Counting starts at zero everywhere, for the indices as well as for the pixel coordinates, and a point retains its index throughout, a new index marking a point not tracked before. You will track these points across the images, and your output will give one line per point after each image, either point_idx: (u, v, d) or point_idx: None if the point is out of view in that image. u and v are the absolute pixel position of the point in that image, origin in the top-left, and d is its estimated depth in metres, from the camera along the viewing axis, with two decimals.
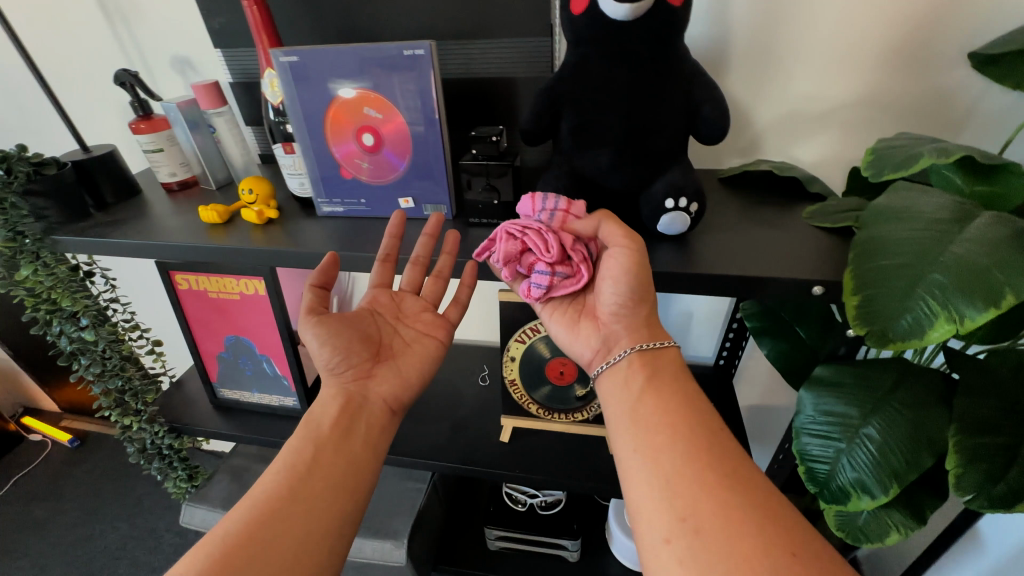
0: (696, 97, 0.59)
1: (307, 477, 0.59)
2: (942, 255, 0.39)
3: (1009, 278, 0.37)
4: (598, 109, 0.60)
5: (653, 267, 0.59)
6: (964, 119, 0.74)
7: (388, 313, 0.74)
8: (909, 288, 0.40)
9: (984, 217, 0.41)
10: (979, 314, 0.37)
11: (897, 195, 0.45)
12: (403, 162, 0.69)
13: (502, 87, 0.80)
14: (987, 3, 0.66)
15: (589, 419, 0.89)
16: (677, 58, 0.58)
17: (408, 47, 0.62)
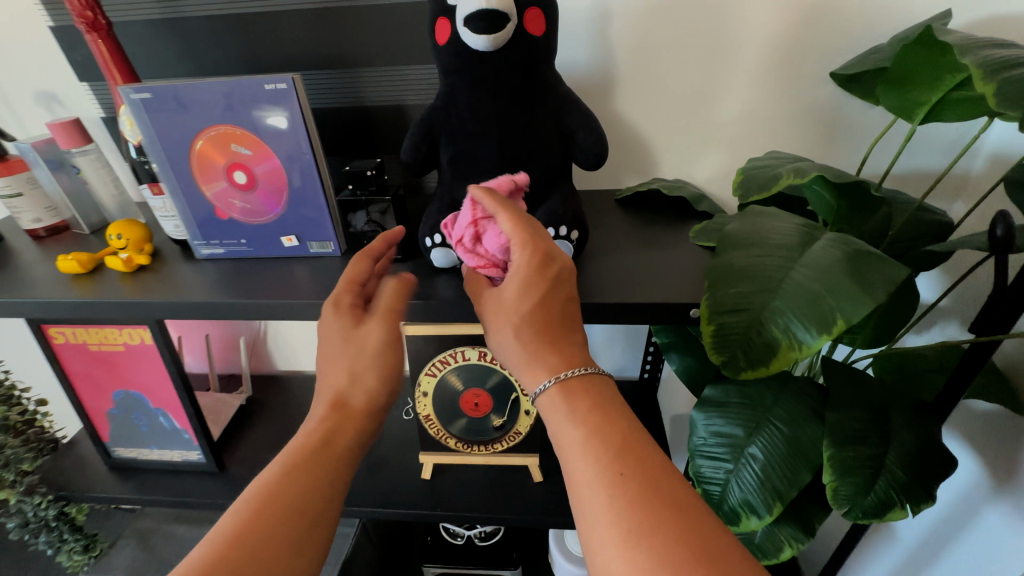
0: (569, 124, 0.59)
1: (290, 523, 0.44)
2: (782, 282, 0.40)
3: (839, 302, 0.37)
4: (474, 139, 0.58)
5: (511, 315, 0.50)
6: (835, 132, 0.78)
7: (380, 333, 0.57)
8: (753, 315, 0.40)
9: (824, 240, 0.42)
10: (815, 339, 0.38)
11: (749, 221, 0.45)
12: (280, 200, 0.66)
13: (393, 115, 0.77)
14: (843, 25, 0.70)
15: (509, 448, 0.86)
16: (547, 86, 0.57)
17: (269, 81, 0.59)
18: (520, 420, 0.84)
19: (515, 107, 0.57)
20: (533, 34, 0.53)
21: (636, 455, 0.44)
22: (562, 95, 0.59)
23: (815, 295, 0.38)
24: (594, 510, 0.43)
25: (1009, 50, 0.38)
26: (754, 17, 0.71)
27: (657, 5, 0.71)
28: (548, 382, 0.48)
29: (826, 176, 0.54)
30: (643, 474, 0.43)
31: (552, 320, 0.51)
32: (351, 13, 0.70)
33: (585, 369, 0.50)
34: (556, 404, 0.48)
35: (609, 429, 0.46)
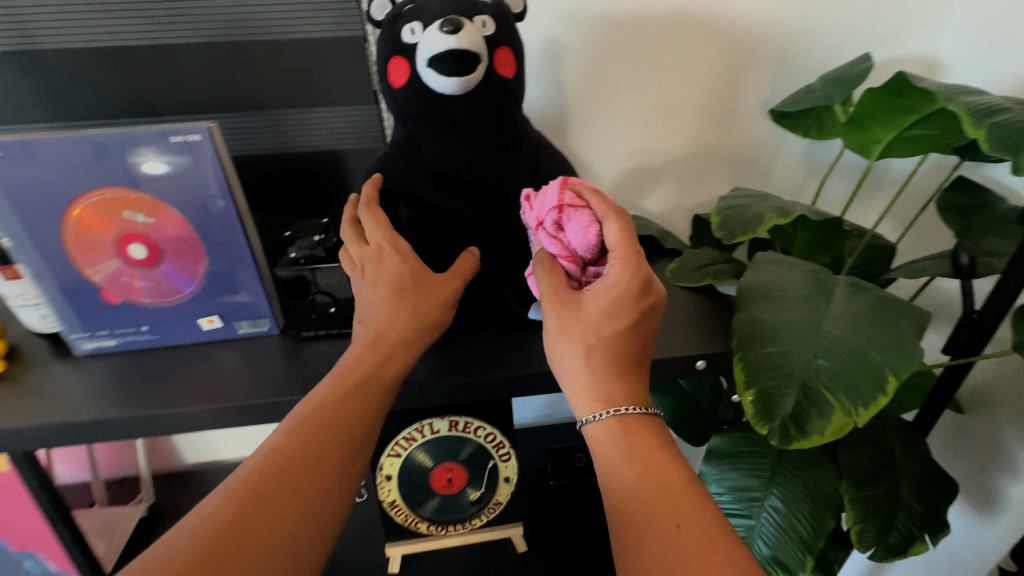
0: (548, 172, 0.53)
1: (326, 454, 0.39)
2: (824, 338, 0.40)
3: (884, 358, 0.40)
4: (443, 193, 0.51)
5: (595, 328, 0.43)
6: (772, 164, 0.82)
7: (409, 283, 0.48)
8: (805, 377, 0.40)
9: (843, 289, 0.43)
10: (872, 399, 0.39)
11: (761, 272, 0.45)
12: (197, 273, 0.52)
13: (327, 163, 0.67)
14: (775, 66, 0.74)
15: (489, 522, 0.77)
16: (519, 132, 0.52)
17: (175, 131, 0.46)
18: (499, 490, 0.75)
19: (488, 156, 0.50)
20: (505, 76, 0.47)
21: (693, 503, 0.37)
22: (534, 140, 0.53)
23: (859, 351, 0.40)
24: (638, 562, 0.35)
25: (985, 97, 0.40)
26: (700, 57, 0.72)
27: (608, 44, 0.70)
28: (603, 413, 0.41)
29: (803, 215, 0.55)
30: (702, 530, 0.35)
31: (631, 347, 0.43)
32: (270, 49, 0.60)
33: (645, 409, 0.42)
34: (611, 438, 0.41)
35: (662, 475, 0.38)
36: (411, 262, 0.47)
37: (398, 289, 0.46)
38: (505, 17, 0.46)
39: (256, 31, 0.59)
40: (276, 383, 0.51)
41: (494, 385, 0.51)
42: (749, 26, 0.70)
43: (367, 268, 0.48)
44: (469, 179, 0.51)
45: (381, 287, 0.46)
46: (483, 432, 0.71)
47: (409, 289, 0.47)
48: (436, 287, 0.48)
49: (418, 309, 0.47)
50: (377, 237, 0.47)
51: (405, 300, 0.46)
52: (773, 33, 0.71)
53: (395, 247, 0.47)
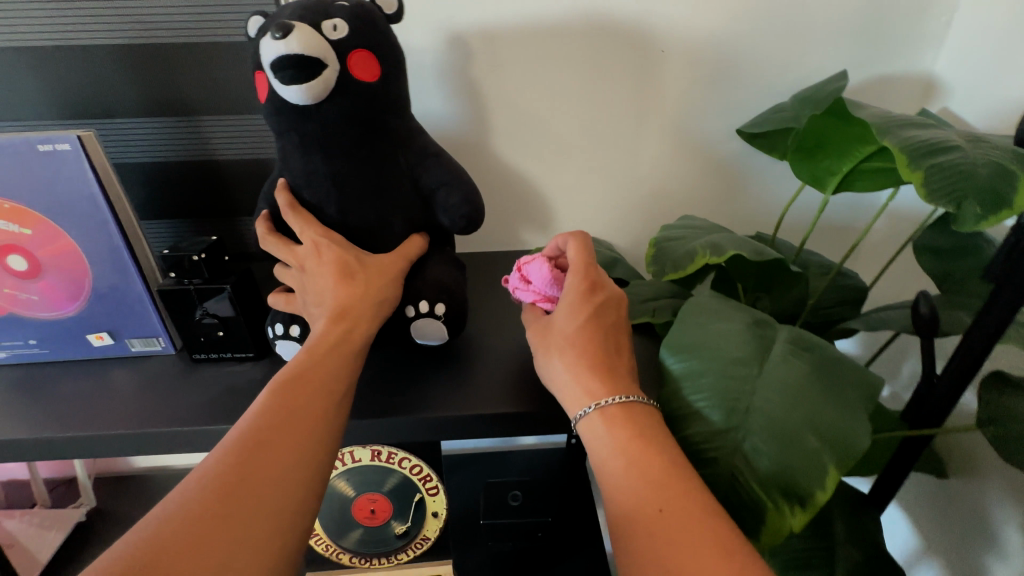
0: (427, 183, 0.49)
1: (315, 399, 0.38)
2: (754, 420, 0.37)
3: (822, 443, 0.36)
4: (328, 208, 0.47)
5: (558, 332, 0.43)
6: (742, 187, 0.75)
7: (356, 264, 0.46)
8: (734, 466, 0.37)
9: (781, 351, 0.39)
10: (811, 492, 0.36)
11: (695, 328, 0.41)
12: (78, 286, 0.50)
13: (246, 171, 0.64)
14: (740, 82, 0.67)
15: (415, 558, 0.71)
16: (403, 141, 0.48)
17: (44, 140, 0.44)
18: (426, 525, 0.70)
19: (368, 167, 0.47)
20: (364, 81, 0.43)
21: (677, 484, 0.34)
22: (423, 149, 0.49)
23: (792, 436, 0.36)
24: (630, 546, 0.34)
25: (932, 131, 0.33)
26: (655, 70, 0.66)
27: (548, 55, 0.65)
28: (588, 409, 0.39)
29: (744, 253, 0.48)
30: (685, 509, 0.33)
31: (603, 333, 0.43)
32: (181, 52, 0.57)
33: (628, 396, 0.39)
34: (597, 435, 0.38)
35: (641, 465, 0.36)
36: (352, 250, 0.47)
37: (344, 272, 0.45)
38: (368, 19, 0.43)
39: (164, 33, 0.56)
40: (150, 412, 0.47)
41: (379, 426, 0.47)
42: (706, 37, 0.64)
43: (306, 264, 0.45)
44: (349, 191, 0.47)
45: (326, 276, 0.45)
46: (408, 464, 0.67)
47: (354, 270, 0.45)
48: (381, 266, 0.47)
49: (371, 285, 0.45)
50: (309, 232, 0.46)
51: (354, 282, 0.45)
52: (731, 45, 0.65)
53: (328, 236, 0.47)
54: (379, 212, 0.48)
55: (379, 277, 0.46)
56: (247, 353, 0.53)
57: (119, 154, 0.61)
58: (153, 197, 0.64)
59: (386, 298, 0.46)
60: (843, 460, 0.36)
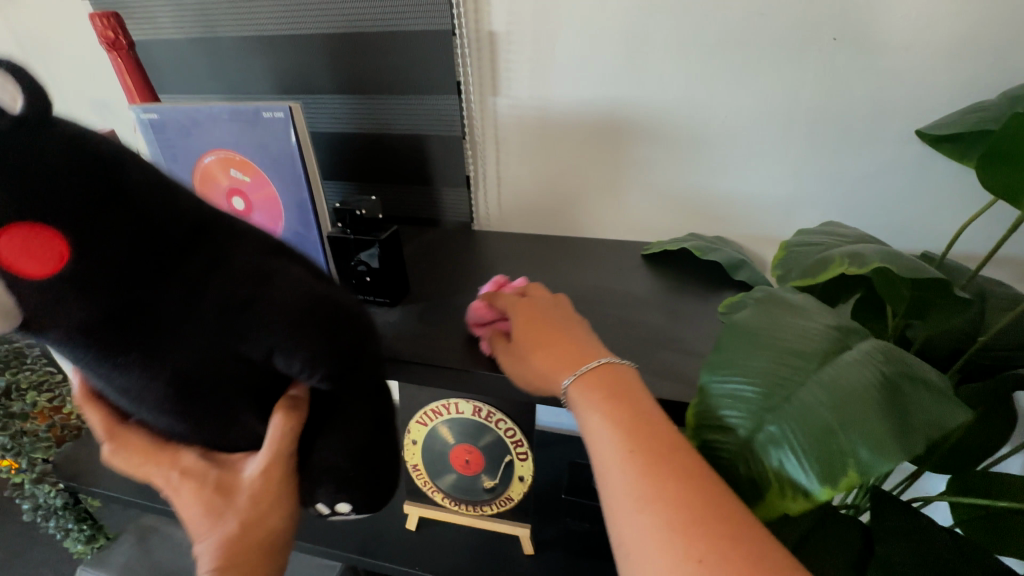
0: (249, 353, 0.36)
1: None
2: (790, 407, 0.34)
3: (853, 449, 0.32)
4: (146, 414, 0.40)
5: (527, 333, 0.46)
6: (916, 201, 0.64)
7: (219, 483, 0.41)
8: (748, 446, 0.34)
9: (852, 354, 0.35)
10: (813, 489, 0.32)
11: (766, 311, 0.38)
12: (276, 226, 0.63)
13: (406, 143, 0.73)
14: (931, 74, 0.57)
15: (498, 513, 0.78)
16: (190, 312, 0.35)
17: (266, 108, 0.56)
18: (513, 487, 0.76)
19: (163, 370, 0.36)
20: (44, 274, 0.32)
21: (649, 437, 0.35)
22: (227, 306, 0.35)
23: (828, 432, 0.33)
24: (606, 487, 0.34)
25: None
26: (822, 65, 0.59)
27: (698, 44, 0.61)
28: (569, 379, 0.40)
29: (891, 268, 0.43)
30: (656, 453, 0.34)
31: (551, 330, 0.45)
32: (367, 38, 0.67)
33: (599, 361, 0.41)
34: (583, 402, 0.39)
35: (615, 418, 0.36)
36: (212, 468, 0.42)
37: (209, 510, 0.41)
38: (50, 174, 0.31)
39: (360, 24, 0.66)
40: None
41: (480, 380, 0.52)
42: (902, 28, 0.55)
43: (172, 497, 0.42)
44: (161, 409, 0.38)
45: (195, 508, 0.41)
46: (504, 426, 0.72)
47: (218, 508, 0.41)
48: (248, 486, 0.41)
49: (244, 519, 0.41)
50: (155, 469, 0.42)
51: (223, 519, 0.41)
52: (932, 38, 0.55)
53: (178, 468, 0.41)
54: (217, 412, 0.38)
55: (250, 505, 0.41)
56: (384, 299, 0.62)
57: (314, 122, 0.75)
58: (336, 160, 0.78)
59: (271, 526, 0.42)
60: (874, 470, 0.31)
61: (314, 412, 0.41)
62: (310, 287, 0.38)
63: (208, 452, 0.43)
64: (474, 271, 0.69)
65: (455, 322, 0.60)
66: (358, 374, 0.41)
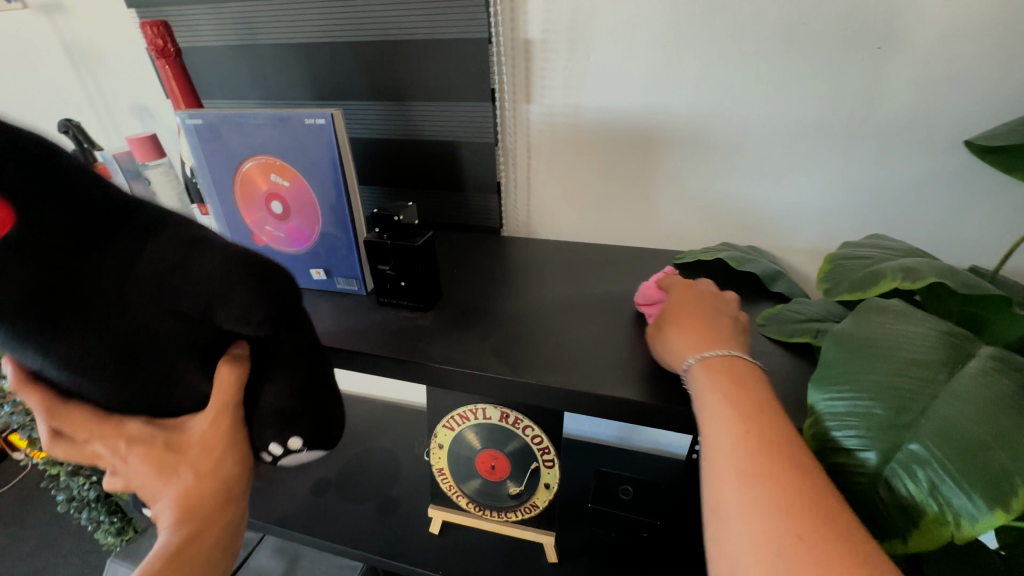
0: (192, 307, 0.43)
1: None
2: (925, 422, 0.33)
3: (1015, 463, 0.31)
4: (89, 392, 0.43)
5: (675, 311, 0.49)
6: (960, 214, 0.62)
7: (166, 442, 0.46)
8: (890, 465, 0.34)
9: (977, 363, 0.35)
10: (979, 510, 0.31)
11: (870, 322, 0.39)
12: (312, 230, 0.64)
13: (438, 150, 0.74)
14: (981, 84, 0.55)
15: (522, 520, 0.78)
16: (132, 273, 0.41)
17: (309, 116, 0.57)
18: (538, 494, 0.75)
19: (106, 333, 0.41)
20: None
21: (767, 426, 0.36)
22: (164, 265, 0.41)
23: (974, 446, 0.32)
24: (711, 461, 0.36)
25: None
26: (866, 74, 0.58)
27: (736, 53, 0.60)
28: (692, 360, 0.43)
29: (946, 284, 0.42)
30: (770, 443, 0.35)
31: (699, 313, 0.48)
32: (403, 46, 0.68)
33: (729, 351, 0.43)
34: (701, 384, 0.41)
35: (735, 406, 0.38)
36: (162, 433, 0.46)
37: (161, 468, 0.46)
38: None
39: (398, 31, 0.67)
40: (344, 335, 0.59)
41: (515, 387, 0.52)
42: (951, 37, 0.54)
43: (116, 467, 0.46)
44: (99, 373, 0.42)
45: (146, 467, 0.45)
46: (531, 432, 0.71)
47: (172, 466, 0.46)
48: (201, 439, 0.47)
49: (198, 467, 0.46)
50: (101, 442, 0.45)
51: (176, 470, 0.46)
52: (982, 47, 0.54)
53: (124, 437, 0.45)
54: (161, 369, 0.44)
55: (204, 455, 0.46)
56: (417, 304, 0.62)
57: (349, 128, 0.76)
58: (369, 165, 0.79)
59: (229, 467, 0.47)
60: None
61: (254, 364, 0.48)
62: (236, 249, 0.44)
63: (153, 420, 0.47)
64: (506, 278, 0.69)
65: (489, 327, 0.60)
66: (293, 328, 0.48)
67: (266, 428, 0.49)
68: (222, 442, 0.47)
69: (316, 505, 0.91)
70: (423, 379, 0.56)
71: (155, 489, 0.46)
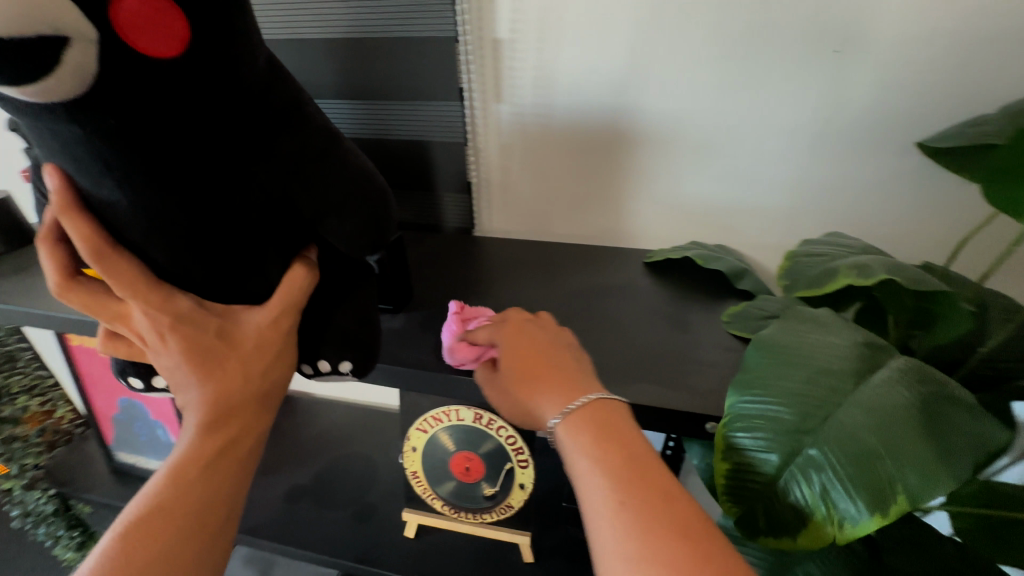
0: (309, 209, 0.45)
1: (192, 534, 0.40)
2: (825, 431, 0.36)
3: (896, 472, 0.34)
4: (154, 250, 0.42)
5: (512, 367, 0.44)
6: (916, 211, 0.64)
7: (217, 334, 0.44)
8: (790, 469, 0.37)
9: (886, 373, 0.37)
10: (859, 512, 0.34)
11: (792, 330, 0.41)
12: None
13: (408, 149, 0.73)
14: (934, 87, 0.57)
15: (498, 521, 0.78)
16: (263, 151, 0.41)
17: None
18: (514, 494, 0.75)
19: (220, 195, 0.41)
20: (161, 56, 0.33)
21: (649, 489, 0.35)
22: (297, 155, 0.43)
23: (869, 454, 0.34)
24: (598, 532, 0.34)
25: None
26: (826, 76, 0.59)
27: (701, 53, 0.61)
28: (557, 418, 0.40)
29: (897, 279, 0.43)
30: (652, 511, 0.34)
31: (546, 360, 0.44)
32: (370, 44, 0.67)
33: (589, 398, 0.40)
34: (577, 439, 0.38)
35: (614, 466, 0.36)
36: (212, 320, 0.44)
37: (205, 358, 0.43)
38: None
39: (364, 29, 0.66)
40: None
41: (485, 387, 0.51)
42: (900, 41, 0.56)
43: (157, 344, 0.43)
44: (176, 228, 0.40)
45: (187, 355, 0.43)
46: (505, 433, 0.71)
47: (219, 357, 0.44)
48: (254, 335, 0.45)
49: (247, 368, 0.45)
50: (140, 305, 0.41)
51: (221, 366, 0.44)
52: (935, 50, 0.56)
53: (175, 313, 0.42)
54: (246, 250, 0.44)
55: (255, 353, 0.45)
56: (387, 306, 0.62)
57: None
58: None
59: (274, 372, 0.47)
60: (921, 493, 0.33)
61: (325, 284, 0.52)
62: (357, 166, 0.48)
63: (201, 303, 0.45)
64: (478, 278, 0.68)
65: None
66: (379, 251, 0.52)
67: (322, 345, 0.51)
68: (270, 345, 0.46)
69: (287, 512, 0.89)
70: (392, 381, 0.55)
71: (195, 377, 0.43)
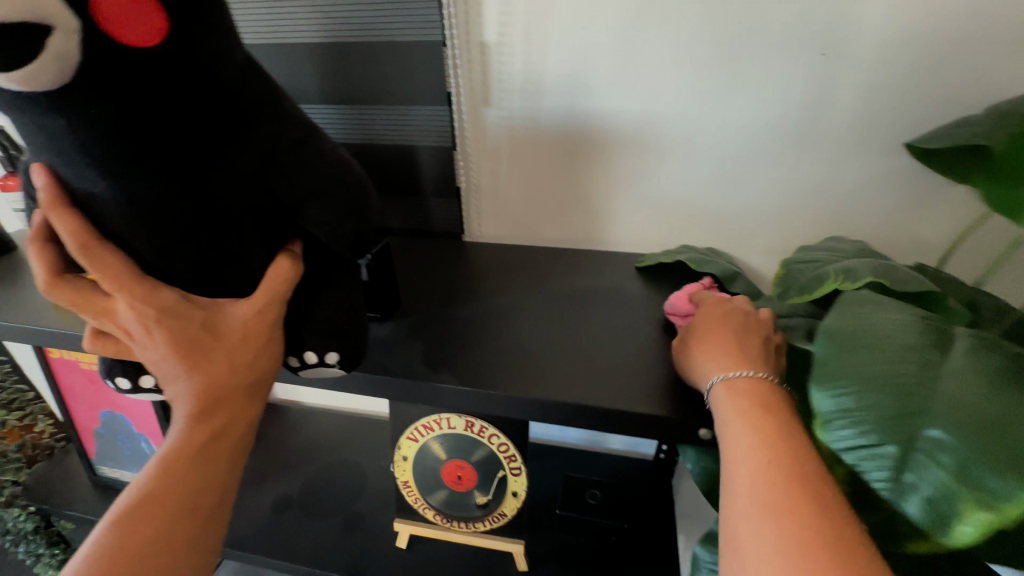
0: (290, 198, 0.44)
1: (182, 520, 0.39)
2: (933, 406, 0.31)
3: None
4: (138, 244, 0.40)
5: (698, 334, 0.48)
6: (904, 212, 0.65)
7: (203, 325, 0.42)
8: (910, 457, 0.31)
9: (963, 342, 0.35)
10: (1014, 489, 0.28)
11: (852, 314, 0.38)
12: None
13: (396, 155, 0.72)
14: (920, 89, 0.58)
15: (491, 529, 0.77)
16: (242, 140, 0.40)
17: None
18: (506, 502, 0.74)
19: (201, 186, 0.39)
20: (142, 46, 0.32)
21: (791, 453, 0.33)
22: (277, 145, 0.42)
23: (990, 423, 0.30)
24: (731, 491, 0.33)
25: None
26: (813, 78, 0.59)
27: (690, 56, 0.61)
28: (717, 378, 0.42)
29: (887, 283, 0.43)
30: (790, 476, 0.32)
31: (726, 332, 0.46)
32: (356, 48, 0.65)
33: (755, 372, 0.41)
34: (730, 404, 0.39)
35: (765, 431, 0.35)
36: (199, 311, 0.43)
37: (191, 350, 0.41)
38: None
39: (350, 33, 0.65)
40: None
41: (475, 396, 0.50)
42: (886, 43, 0.56)
43: (140, 341, 0.41)
44: (158, 220, 0.39)
45: (173, 347, 0.41)
46: (497, 441, 0.70)
47: (205, 349, 0.42)
48: (246, 324, 0.44)
49: (235, 357, 0.43)
50: (124, 301, 0.40)
51: (212, 355, 0.42)
52: (921, 53, 0.56)
53: (159, 306, 0.40)
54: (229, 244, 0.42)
55: (243, 343, 0.44)
56: (375, 314, 0.61)
57: None
58: None
59: (266, 362, 0.45)
60: None
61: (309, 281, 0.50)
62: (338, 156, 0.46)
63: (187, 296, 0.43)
64: (468, 284, 0.67)
65: (450, 335, 0.58)
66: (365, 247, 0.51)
67: (307, 337, 0.49)
68: (260, 335, 0.44)
69: (275, 524, 0.87)
70: (381, 392, 0.54)
71: (180, 369, 0.41)
